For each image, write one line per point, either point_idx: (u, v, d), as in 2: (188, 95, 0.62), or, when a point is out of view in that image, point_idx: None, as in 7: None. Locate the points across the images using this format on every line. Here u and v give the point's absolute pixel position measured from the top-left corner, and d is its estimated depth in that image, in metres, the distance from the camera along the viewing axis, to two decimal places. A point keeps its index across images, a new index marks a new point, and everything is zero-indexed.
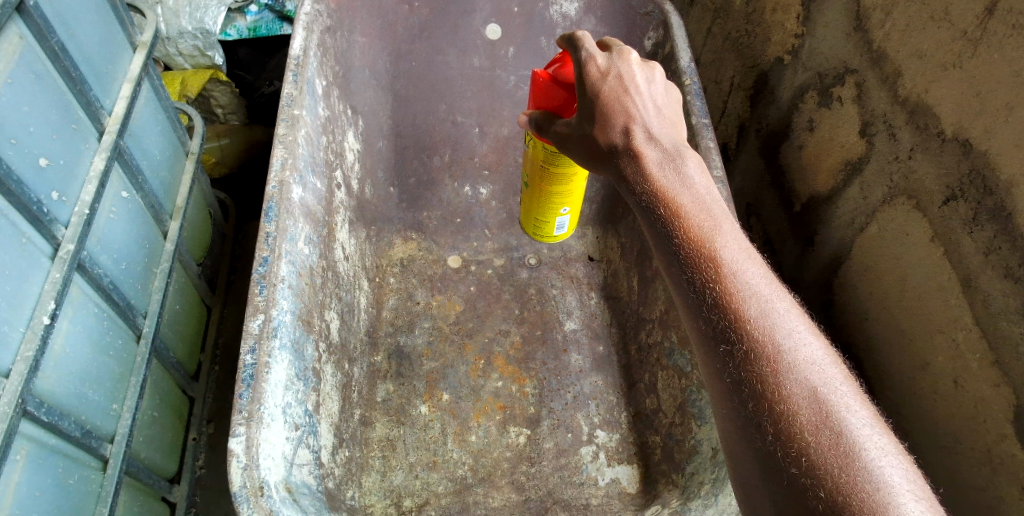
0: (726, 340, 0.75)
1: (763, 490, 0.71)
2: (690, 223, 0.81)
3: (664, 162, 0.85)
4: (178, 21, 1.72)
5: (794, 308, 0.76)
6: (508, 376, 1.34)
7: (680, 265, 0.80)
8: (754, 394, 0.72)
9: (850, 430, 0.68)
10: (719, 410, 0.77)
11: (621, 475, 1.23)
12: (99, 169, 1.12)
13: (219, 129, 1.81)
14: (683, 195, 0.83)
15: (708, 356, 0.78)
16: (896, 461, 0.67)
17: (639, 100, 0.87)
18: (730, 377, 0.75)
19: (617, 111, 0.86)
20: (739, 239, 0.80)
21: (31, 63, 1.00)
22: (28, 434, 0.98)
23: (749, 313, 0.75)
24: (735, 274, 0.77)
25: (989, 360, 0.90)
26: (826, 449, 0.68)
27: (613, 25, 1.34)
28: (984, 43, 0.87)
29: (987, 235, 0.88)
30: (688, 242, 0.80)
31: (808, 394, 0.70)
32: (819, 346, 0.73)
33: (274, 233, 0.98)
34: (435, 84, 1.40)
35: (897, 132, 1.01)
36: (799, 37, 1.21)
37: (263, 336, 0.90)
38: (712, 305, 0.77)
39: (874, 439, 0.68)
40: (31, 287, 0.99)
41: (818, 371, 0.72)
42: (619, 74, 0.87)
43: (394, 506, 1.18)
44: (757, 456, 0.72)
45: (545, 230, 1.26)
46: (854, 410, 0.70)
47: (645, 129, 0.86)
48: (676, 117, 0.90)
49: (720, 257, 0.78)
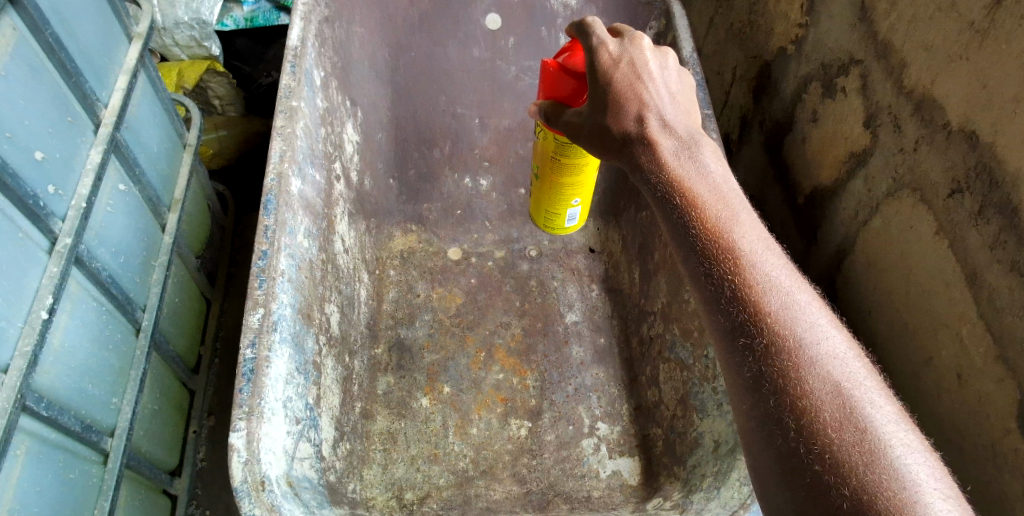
0: (745, 333, 0.75)
1: (785, 488, 0.70)
2: (707, 213, 0.81)
3: (679, 151, 0.84)
4: (174, 11, 1.69)
5: (815, 300, 0.76)
6: (509, 368, 1.33)
7: (698, 257, 0.80)
8: (776, 390, 0.72)
9: (874, 427, 0.68)
10: (737, 405, 0.77)
11: (622, 467, 1.23)
12: (96, 163, 1.11)
13: (217, 120, 1.79)
14: (699, 185, 0.82)
15: (727, 350, 0.77)
16: (921, 458, 0.67)
17: (652, 86, 0.86)
18: (749, 372, 0.74)
19: (629, 99, 0.85)
20: (757, 230, 0.80)
21: (26, 56, 0.99)
22: (28, 429, 0.97)
23: (769, 306, 0.74)
24: (754, 266, 0.77)
25: (994, 354, 0.89)
26: (849, 447, 0.67)
27: (615, 15, 1.33)
28: (991, 34, 0.86)
29: (993, 229, 0.88)
30: (705, 234, 0.80)
31: (831, 389, 0.70)
32: (841, 340, 0.73)
33: (273, 226, 0.97)
34: (436, 75, 1.38)
35: (902, 124, 1.00)
36: (803, 27, 1.20)
37: (263, 330, 0.89)
38: (731, 298, 0.76)
39: (899, 435, 0.67)
40: (30, 281, 0.98)
41: (841, 365, 0.71)
42: (631, 60, 0.87)
43: (395, 499, 1.17)
44: (778, 453, 0.71)
45: (558, 220, 1.23)
46: (878, 406, 0.69)
47: (659, 117, 0.86)
48: (689, 105, 0.89)
49: (739, 249, 0.78)
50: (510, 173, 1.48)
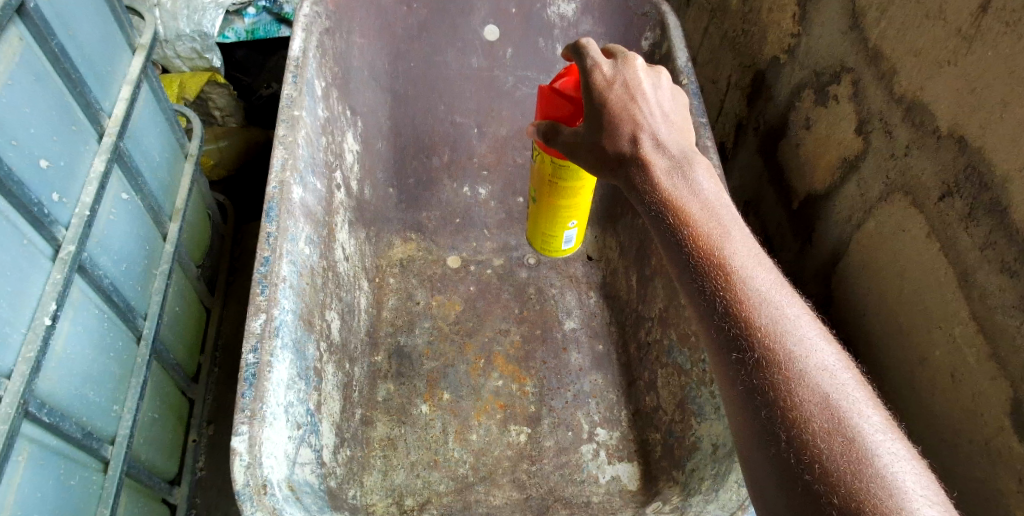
0: (738, 347, 0.76)
1: (777, 499, 0.71)
2: (700, 230, 0.82)
3: (673, 170, 0.86)
4: (176, 23, 1.72)
5: (805, 314, 0.77)
6: (509, 375, 1.34)
7: (691, 273, 0.81)
8: (767, 402, 0.72)
9: (863, 437, 0.68)
10: (732, 418, 0.78)
11: (621, 472, 1.23)
12: (100, 170, 1.12)
13: (217, 131, 1.79)
14: (691, 202, 0.84)
15: (720, 364, 0.78)
16: (909, 467, 0.67)
17: (646, 106, 0.88)
18: (742, 385, 0.75)
19: (623, 119, 0.87)
20: (748, 245, 0.82)
21: (31, 64, 1.01)
22: (30, 436, 0.98)
23: (760, 320, 0.75)
24: (745, 280, 0.78)
25: (986, 354, 0.91)
26: (839, 456, 0.68)
27: (611, 26, 1.35)
28: (979, 40, 0.88)
29: (983, 231, 0.89)
30: (698, 249, 0.81)
31: (821, 401, 0.70)
32: (831, 353, 0.74)
33: (275, 233, 0.98)
34: (435, 84, 1.40)
35: (893, 130, 1.02)
36: (795, 37, 1.22)
37: (265, 335, 0.90)
38: (723, 313, 0.77)
39: (887, 445, 0.68)
40: (33, 287, 0.99)
41: (830, 376, 0.72)
42: (625, 82, 0.88)
43: (395, 505, 1.17)
44: (770, 464, 0.71)
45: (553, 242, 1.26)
46: (867, 416, 0.70)
47: (653, 137, 0.87)
48: (682, 123, 0.91)
49: (730, 264, 0.79)
50: (508, 180, 1.49)
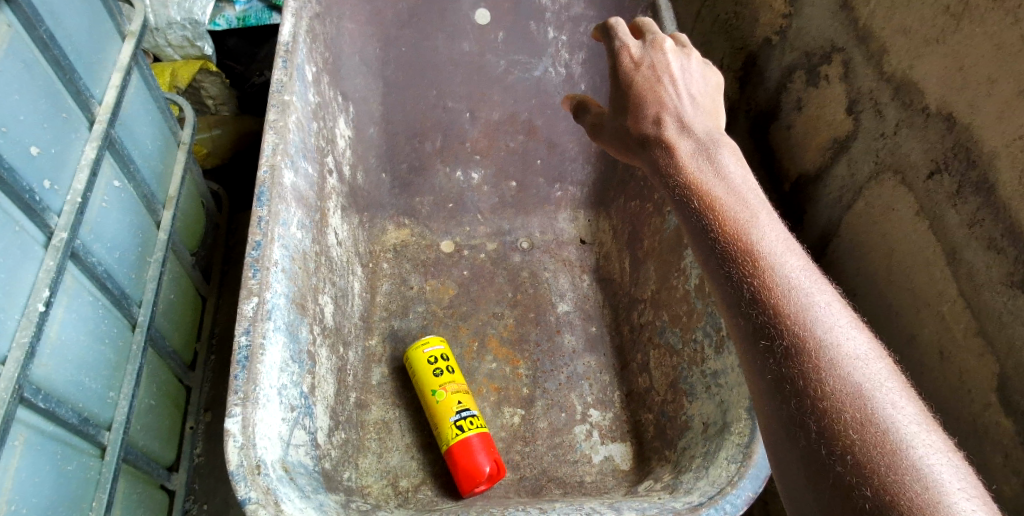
0: (766, 335, 0.73)
1: (806, 490, 0.67)
2: (726, 214, 0.82)
3: (698, 153, 0.88)
4: (167, 11, 1.71)
5: (837, 301, 0.74)
6: (503, 358, 1.35)
7: (718, 260, 0.79)
8: (797, 391, 0.69)
9: (897, 429, 0.65)
10: (759, 409, 0.75)
11: (614, 452, 1.25)
12: (92, 157, 1.13)
13: (210, 120, 1.80)
14: (717, 187, 0.84)
15: (748, 353, 0.75)
16: (945, 459, 0.63)
17: (672, 89, 0.93)
18: (771, 374, 0.72)
19: (650, 100, 0.93)
20: (778, 231, 0.80)
21: (19, 52, 1.00)
22: (26, 421, 0.98)
23: (789, 307, 0.73)
24: (773, 266, 0.76)
25: (973, 330, 0.91)
26: (872, 448, 0.64)
27: (604, 9, 1.34)
28: (967, 17, 0.88)
29: (970, 208, 0.90)
30: (725, 236, 0.80)
31: (852, 390, 0.67)
32: (862, 341, 0.71)
33: (266, 217, 0.98)
34: (425, 71, 1.38)
35: (882, 108, 1.02)
36: (786, 17, 1.22)
37: (257, 318, 0.91)
38: (751, 299, 0.75)
39: (921, 437, 0.64)
40: (26, 275, 1.00)
41: (862, 366, 0.69)
42: (651, 63, 0.95)
43: (390, 487, 1.19)
44: (799, 455, 0.68)
45: (416, 370, 1.22)
46: (900, 408, 0.66)
47: (678, 119, 0.91)
48: (712, 105, 0.94)
49: (757, 251, 0.77)
50: (501, 166, 1.48)
